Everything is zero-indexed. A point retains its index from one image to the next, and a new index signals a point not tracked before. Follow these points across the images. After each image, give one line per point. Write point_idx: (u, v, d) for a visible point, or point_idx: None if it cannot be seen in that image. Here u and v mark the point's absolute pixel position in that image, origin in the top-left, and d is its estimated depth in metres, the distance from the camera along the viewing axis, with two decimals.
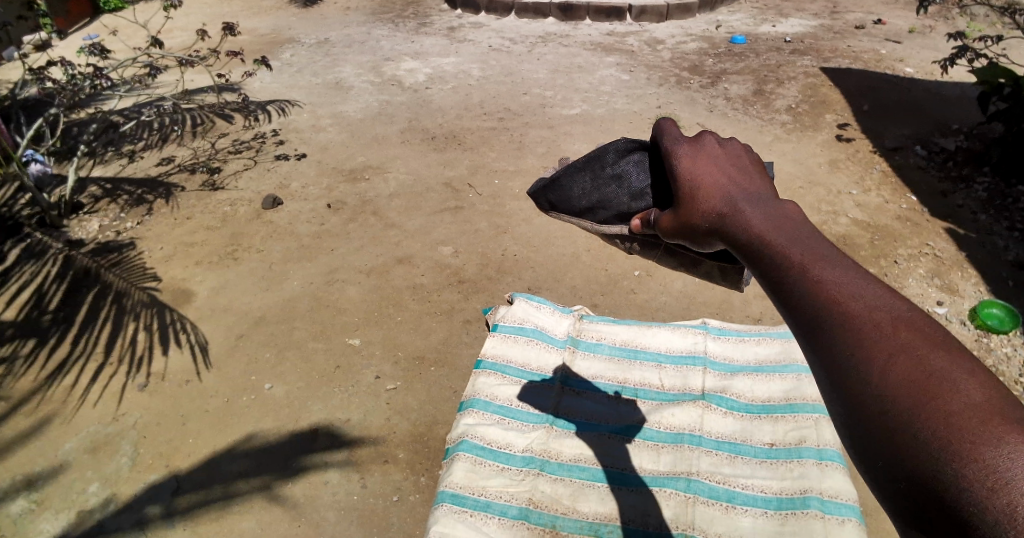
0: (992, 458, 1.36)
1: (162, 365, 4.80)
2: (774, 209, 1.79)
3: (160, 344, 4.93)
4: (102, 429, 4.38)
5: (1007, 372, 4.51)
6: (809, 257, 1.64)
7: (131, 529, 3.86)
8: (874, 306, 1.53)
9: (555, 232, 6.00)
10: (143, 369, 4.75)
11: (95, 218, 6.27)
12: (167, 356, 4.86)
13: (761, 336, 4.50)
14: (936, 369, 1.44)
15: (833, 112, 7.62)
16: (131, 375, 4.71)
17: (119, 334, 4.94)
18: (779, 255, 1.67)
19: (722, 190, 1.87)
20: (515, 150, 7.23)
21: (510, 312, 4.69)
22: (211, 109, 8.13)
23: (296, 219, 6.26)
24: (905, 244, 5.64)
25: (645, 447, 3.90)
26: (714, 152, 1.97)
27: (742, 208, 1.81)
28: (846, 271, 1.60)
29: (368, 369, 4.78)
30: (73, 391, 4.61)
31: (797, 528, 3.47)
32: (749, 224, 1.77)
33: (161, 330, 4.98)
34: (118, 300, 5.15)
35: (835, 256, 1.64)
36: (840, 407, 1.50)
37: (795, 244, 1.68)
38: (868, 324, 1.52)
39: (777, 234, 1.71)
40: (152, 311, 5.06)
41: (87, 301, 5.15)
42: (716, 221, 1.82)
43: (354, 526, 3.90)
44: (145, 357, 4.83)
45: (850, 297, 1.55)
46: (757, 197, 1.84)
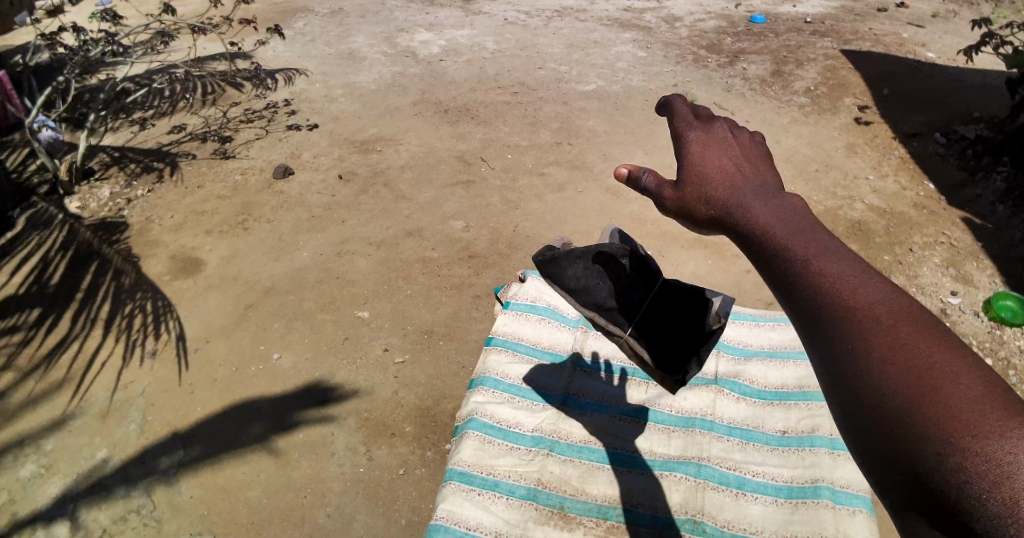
0: (991, 449, 1.32)
1: (157, 348, 4.74)
2: (781, 202, 1.74)
3: (153, 328, 4.78)
4: (110, 396, 4.43)
5: (1019, 365, 4.48)
6: (812, 250, 1.60)
7: (140, 494, 3.91)
8: (875, 300, 1.50)
9: (567, 209, 5.96)
10: (137, 352, 4.68)
11: (106, 185, 6.27)
12: (161, 342, 4.78)
13: (777, 322, 4.49)
14: (934, 362, 1.41)
15: (853, 95, 7.51)
16: (127, 361, 4.62)
17: (115, 315, 4.84)
18: (783, 248, 1.63)
19: (728, 180, 1.81)
20: (528, 126, 7.16)
21: (522, 290, 4.72)
22: (222, 78, 8.07)
23: (308, 189, 6.26)
24: (921, 232, 5.58)
25: (656, 430, 3.91)
26: (725, 137, 1.90)
27: (748, 199, 1.75)
28: (848, 265, 1.55)
29: (377, 342, 4.81)
30: (74, 368, 4.57)
31: (807, 518, 3.48)
32: (753, 217, 1.71)
33: (154, 313, 4.78)
34: (117, 277, 5.14)
35: (839, 250, 1.59)
36: (840, 398, 1.48)
37: (797, 236, 1.64)
38: (868, 317, 1.48)
39: (780, 226, 1.66)
40: (146, 295, 4.90)
41: (89, 276, 5.16)
42: (721, 211, 1.77)
43: (360, 497, 3.95)
44: (140, 340, 4.72)
45: (851, 291, 1.51)
46: (762, 188, 1.78)
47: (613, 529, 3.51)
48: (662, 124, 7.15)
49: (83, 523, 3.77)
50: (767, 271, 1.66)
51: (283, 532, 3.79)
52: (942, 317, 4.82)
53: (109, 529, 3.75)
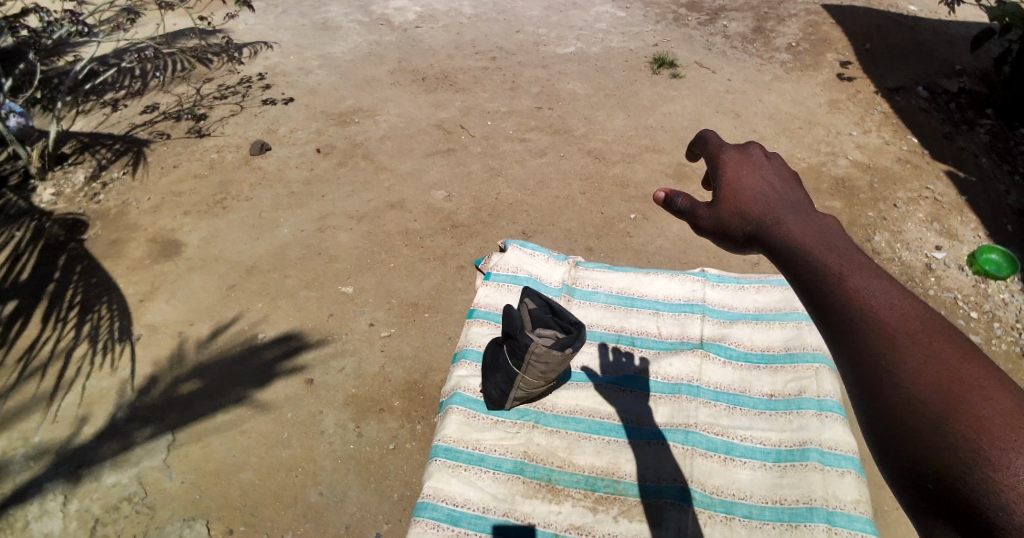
0: (1018, 464, 1.38)
1: (127, 350, 4.51)
2: (811, 218, 1.81)
3: (121, 328, 4.63)
4: (96, 384, 4.31)
5: (1003, 318, 4.50)
6: (847, 265, 1.64)
7: (131, 480, 3.87)
8: (908, 314, 1.55)
9: (550, 175, 5.88)
10: (106, 356, 4.46)
11: (80, 169, 6.11)
12: (133, 343, 4.57)
13: (762, 284, 4.47)
14: (967, 377, 1.46)
15: (835, 50, 7.41)
16: (98, 364, 4.41)
17: (86, 319, 4.66)
18: (820, 263, 1.66)
19: (760, 197, 1.89)
20: (508, 91, 7.03)
21: (503, 260, 4.63)
22: (193, 54, 7.84)
23: (286, 164, 6.13)
24: (906, 187, 5.56)
25: (643, 397, 3.91)
26: (757, 159, 2.01)
27: (781, 216, 1.82)
28: (882, 281, 1.60)
29: (362, 316, 4.75)
30: (45, 375, 4.34)
31: (795, 480, 3.50)
32: (787, 232, 1.77)
33: (121, 316, 4.71)
34: (86, 277, 4.97)
35: (873, 266, 1.64)
36: (868, 404, 1.51)
37: (834, 252, 1.68)
38: (901, 328, 1.53)
39: (816, 241, 1.71)
40: (111, 299, 4.81)
41: (57, 276, 4.97)
42: (754, 225, 1.84)
43: (351, 473, 3.94)
44: (110, 342, 4.54)
45: (886, 307, 1.56)
46: (796, 206, 1.85)
47: (601, 499, 3.52)
48: (644, 85, 7.04)
49: (74, 513, 3.73)
50: (797, 281, 1.70)
51: (277, 513, 3.78)
52: (927, 272, 4.82)
53: (102, 519, 3.72)
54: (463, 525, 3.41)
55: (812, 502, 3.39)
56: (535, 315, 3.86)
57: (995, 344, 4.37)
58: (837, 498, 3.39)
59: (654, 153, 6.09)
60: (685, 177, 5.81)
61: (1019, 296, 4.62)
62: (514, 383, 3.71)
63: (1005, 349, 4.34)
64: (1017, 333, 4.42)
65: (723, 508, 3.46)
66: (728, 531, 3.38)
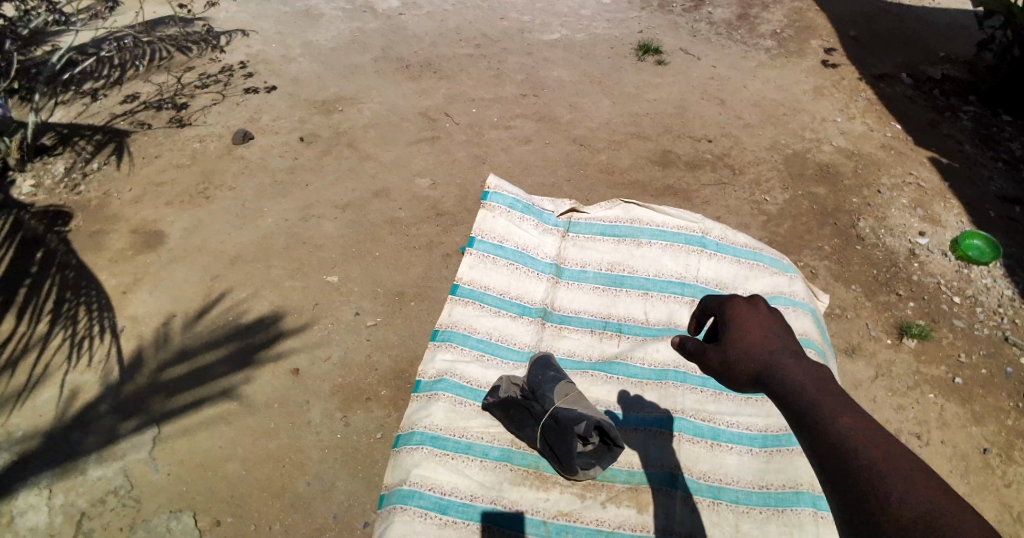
0: None
1: (103, 348, 4.42)
2: (818, 376, 1.68)
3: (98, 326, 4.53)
4: (74, 379, 4.24)
5: (986, 303, 4.55)
6: (854, 428, 1.53)
7: (115, 474, 3.83)
8: (914, 493, 1.41)
9: (536, 162, 5.86)
10: (82, 354, 4.37)
11: (60, 160, 6.01)
12: (110, 340, 4.48)
13: (751, 262, 4.48)
14: None
15: (819, 37, 7.42)
16: (74, 362, 4.33)
17: (61, 315, 4.57)
18: (822, 424, 1.57)
19: (765, 349, 1.74)
20: (493, 78, 6.98)
21: (490, 226, 4.61)
22: (173, 41, 7.71)
23: (269, 154, 6.07)
24: (890, 173, 5.59)
25: (630, 384, 3.92)
26: (758, 310, 1.83)
27: (785, 367, 1.70)
28: (890, 458, 1.47)
29: (348, 306, 4.72)
30: (20, 373, 4.28)
31: (781, 465, 3.54)
32: (792, 389, 1.65)
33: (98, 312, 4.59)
34: (63, 270, 4.87)
35: (880, 432, 1.53)
36: None
37: (840, 413, 1.57)
38: (908, 506, 1.40)
39: (822, 403, 1.60)
40: (88, 293, 4.67)
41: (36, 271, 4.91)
42: (757, 376, 1.72)
43: (339, 463, 3.92)
44: (85, 340, 4.45)
45: (890, 481, 1.44)
46: (802, 359, 1.71)
47: (588, 486, 3.52)
48: (629, 71, 7.01)
49: (60, 508, 3.69)
50: (803, 441, 1.60)
51: (264, 504, 3.76)
52: (910, 257, 4.86)
53: (88, 513, 3.69)
54: (451, 514, 3.41)
55: (798, 487, 3.43)
56: (570, 422, 3.45)
57: (978, 329, 4.42)
58: None
59: (639, 139, 6.08)
60: (670, 163, 5.80)
61: (1001, 281, 4.67)
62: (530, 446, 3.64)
63: (987, 334, 4.39)
64: (999, 318, 4.48)
65: (710, 493, 3.49)
66: (716, 516, 3.40)
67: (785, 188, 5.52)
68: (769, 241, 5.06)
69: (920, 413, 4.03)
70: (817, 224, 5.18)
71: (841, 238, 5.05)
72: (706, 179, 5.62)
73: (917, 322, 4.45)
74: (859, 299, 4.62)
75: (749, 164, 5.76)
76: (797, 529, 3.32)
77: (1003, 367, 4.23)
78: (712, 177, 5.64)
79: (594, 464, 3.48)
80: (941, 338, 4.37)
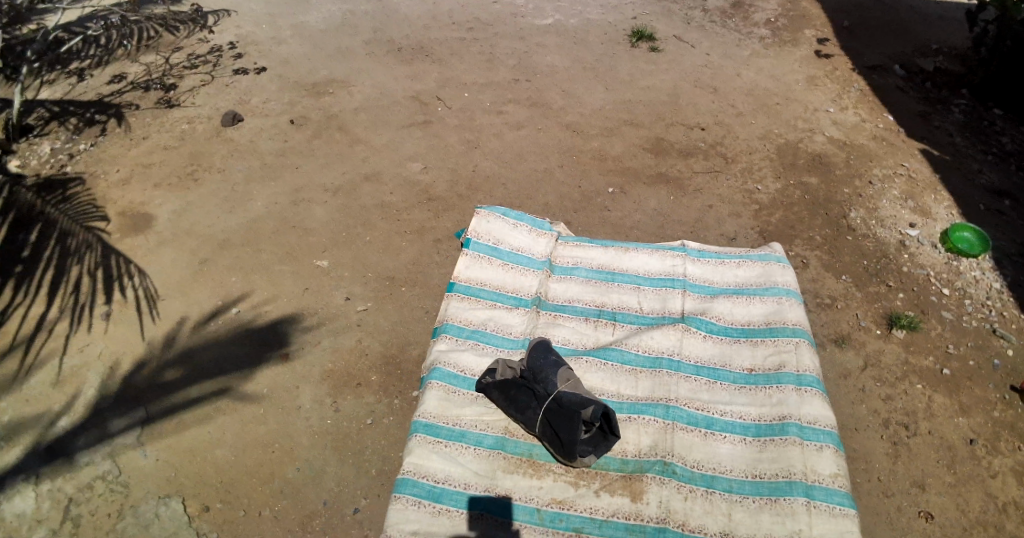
0: None
1: (105, 313, 4.47)
2: None
3: (103, 293, 4.58)
4: (77, 339, 4.32)
5: (974, 295, 4.59)
6: None
7: (104, 459, 3.83)
8: None
9: (527, 148, 5.83)
10: (83, 318, 4.42)
11: (46, 141, 5.92)
12: (111, 306, 4.53)
13: (738, 260, 4.47)
14: None
15: (813, 27, 7.41)
16: (74, 327, 4.37)
17: (61, 280, 4.55)
18: None
19: None
20: (485, 63, 6.93)
21: (485, 230, 4.62)
22: (161, 21, 7.58)
23: (258, 136, 6.00)
24: (881, 164, 5.62)
25: (624, 372, 3.92)
26: None
27: None
28: None
29: (338, 291, 4.70)
30: (14, 345, 4.29)
31: (775, 454, 3.57)
32: None
33: (105, 279, 4.64)
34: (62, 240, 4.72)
35: None
36: None
37: None
38: None
39: None
40: (97, 255, 4.69)
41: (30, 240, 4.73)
42: None
43: (329, 449, 3.92)
44: (86, 306, 4.47)
45: None
46: None
47: (583, 474, 3.56)
48: (623, 58, 6.98)
49: (47, 493, 3.69)
50: None
51: (254, 490, 3.76)
52: (900, 249, 4.89)
53: (76, 498, 3.68)
54: (445, 501, 3.45)
55: (791, 477, 3.47)
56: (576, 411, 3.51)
57: (966, 321, 4.46)
58: (816, 473, 3.48)
59: (632, 126, 6.06)
60: (663, 151, 5.79)
61: (990, 274, 4.70)
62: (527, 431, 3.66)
63: (975, 326, 4.43)
64: (987, 310, 4.52)
65: (704, 482, 3.52)
66: (709, 505, 3.44)
67: (777, 177, 5.53)
68: (760, 231, 5.08)
69: (908, 404, 4.07)
70: (808, 214, 5.20)
71: (833, 228, 5.07)
72: (699, 168, 5.62)
73: (907, 313, 4.49)
74: (850, 289, 4.65)
75: (741, 153, 5.76)
76: (790, 518, 3.36)
77: (990, 359, 4.27)
78: (704, 165, 5.64)
79: (591, 451, 3.54)
80: (929, 330, 4.41)
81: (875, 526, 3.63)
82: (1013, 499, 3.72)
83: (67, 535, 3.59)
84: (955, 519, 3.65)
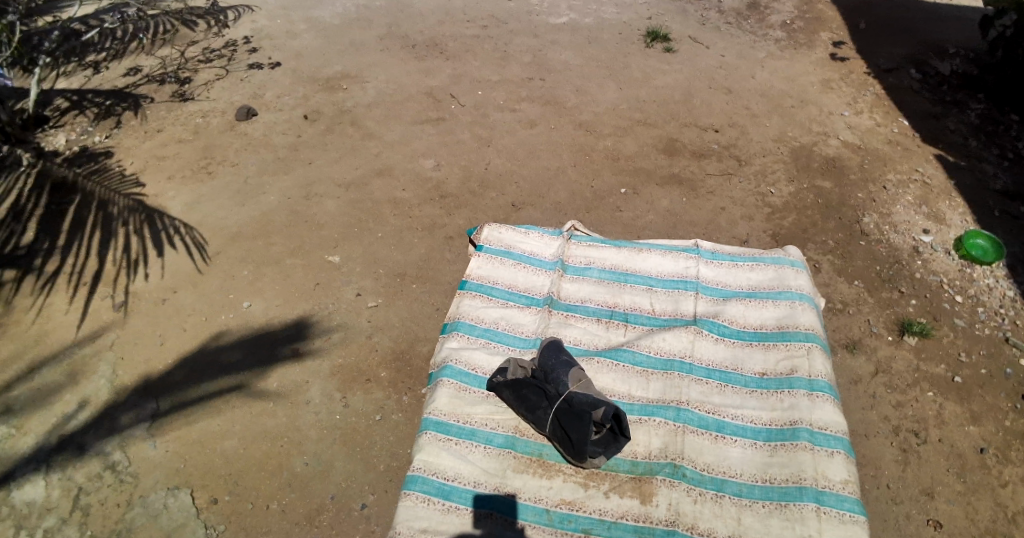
0: None
1: (159, 266, 4.81)
2: None
3: (154, 247, 4.89)
4: (138, 288, 4.66)
5: (988, 302, 4.56)
6: None
7: (115, 449, 3.87)
8: None
9: (539, 147, 5.83)
10: (137, 270, 4.74)
11: (62, 133, 5.97)
12: (163, 257, 4.86)
13: (751, 263, 4.46)
14: None
15: (829, 29, 7.37)
16: (131, 279, 4.69)
17: (110, 242, 4.82)
18: None
19: None
20: (499, 60, 6.93)
21: (496, 235, 4.67)
22: (177, 15, 7.63)
23: (272, 130, 6.02)
24: (896, 169, 5.58)
25: (635, 373, 3.92)
26: None
27: None
28: None
29: (349, 286, 4.72)
30: (70, 306, 4.51)
31: (785, 459, 3.56)
32: None
33: (153, 235, 4.92)
34: (104, 208, 4.93)
35: None
36: None
37: None
38: None
39: None
40: (141, 217, 4.92)
41: (70, 212, 4.91)
42: None
43: (337, 443, 3.94)
44: (140, 260, 4.79)
45: None
46: None
47: (592, 475, 3.56)
48: (636, 57, 6.96)
49: (57, 481, 3.74)
50: None
51: (262, 482, 3.79)
52: (913, 255, 4.86)
53: (86, 487, 3.72)
54: (454, 499, 3.46)
55: (801, 482, 3.46)
56: (583, 403, 3.55)
57: (979, 328, 4.43)
58: (826, 478, 3.47)
59: (645, 126, 6.05)
60: (676, 152, 5.77)
61: (1003, 281, 4.67)
62: (535, 428, 3.68)
63: (988, 334, 4.40)
64: (1001, 317, 4.48)
65: (713, 485, 3.51)
66: (717, 509, 3.44)
67: (790, 180, 5.50)
68: (772, 233, 5.06)
69: (918, 411, 4.05)
70: (821, 217, 5.17)
71: (846, 233, 5.05)
72: (711, 169, 5.60)
73: (920, 320, 4.46)
74: (862, 294, 4.63)
75: (755, 155, 5.74)
76: (800, 524, 3.36)
77: (1002, 367, 4.24)
78: (716, 167, 5.62)
79: (601, 452, 3.53)
80: (941, 336, 4.38)
81: (883, 533, 3.63)
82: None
83: (76, 523, 3.62)
84: (964, 528, 3.64)
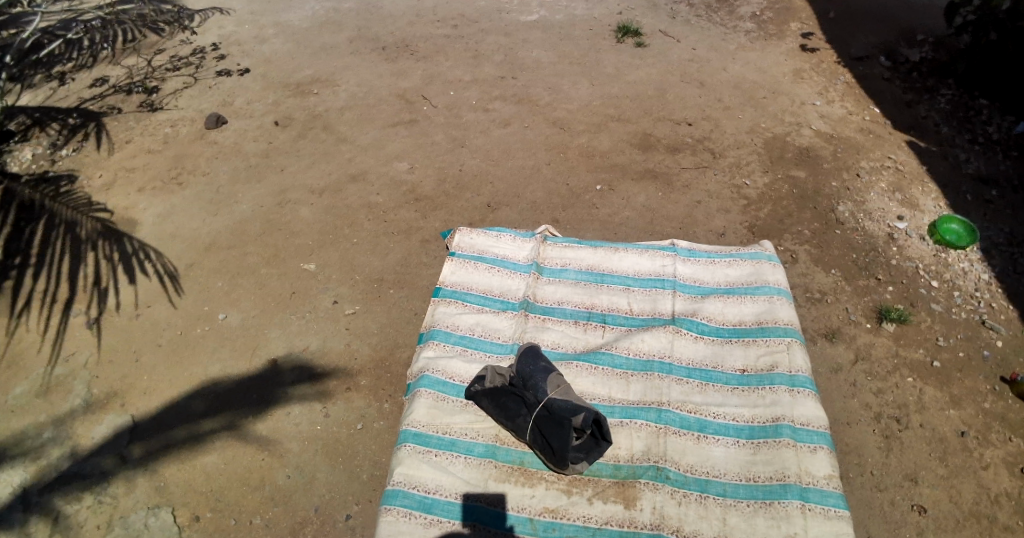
0: None
1: (130, 292, 4.61)
2: None
3: (122, 273, 4.68)
4: (125, 299, 4.58)
5: (963, 286, 4.59)
6: None
7: (92, 471, 3.77)
8: None
9: (514, 145, 5.79)
10: (102, 305, 4.53)
11: (27, 147, 5.82)
12: (145, 276, 4.73)
13: (728, 260, 4.45)
14: None
15: (799, 19, 7.38)
16: (104, 304, 4.52)
17: (78, 268, 4.63)
18: None
19: None
20: (471, 59, 6.88)
21: (469, 240, 4.62)
22: (144, 22, 7.46)
23: (242, 137, 5.93)
24: (869, 157, 5.60)
25: (614, 376, 3.89)
26: None
27: None
28: None
29: (326, 293, 4.64)
30: (39, 328, 4.40)
31: (769, 456, 3.55)
32: None
33: (124, 262, 4.72)
34: (71, 229, 4.71)
35: None
36: None
37: None
38: None
39: None
40: (109, 242, 4.76)
41: (38, 231, 4.71)
42: None
43: (319, 454, 3.87)
44: (110, 287, 4.59)
45: None
46: None
47: (575, 481, 3.54)
48: (608, 53, 6.93)
49: (35, 507, 3.65)
50: None
51: (245, 497, 3.72)
52: (889, 242, 4.88)
53: (64, 510, 3.64)
54: (436, 512, 3.42)
55: (785, 479, 3.46)
56: (565, 417, 3.51)
57: (956, 312, 4.46)
58: (810, 474, 3.48)
59: (619, 122, 6.02)
60: (651, 146, 5.75)
61: (978, 265, 4.70)
62: (518, 441, 3.65)
63: (965, 318, 4.43)
64: (976, 301, 4.52)
65: (698, 486, 3.50)
66: (703, 510, 3.43)
67: (764, 171, 5.51)
68: (749, 225, 5.07)
69: (899, 397, 4.07)
70: (797, 207, 5.19)
71: (821, 222, 5.06)
72: (687, 162, 5.59)
73: (897, 306, 4.49)
74: (839, 283, 4.64)
75: (729, 147, 5.73)
76: (786, 522, 3.36)
77: (979, 349, 4.28)
78: (691, 160, 5.61)
79: (583, 459, 3.52)
80: (919, 322, 4.41)
81: (869, 520, 3.64)
82: (1006, 489, 3.73)
83: None
84: (949, 511, 3.66)
